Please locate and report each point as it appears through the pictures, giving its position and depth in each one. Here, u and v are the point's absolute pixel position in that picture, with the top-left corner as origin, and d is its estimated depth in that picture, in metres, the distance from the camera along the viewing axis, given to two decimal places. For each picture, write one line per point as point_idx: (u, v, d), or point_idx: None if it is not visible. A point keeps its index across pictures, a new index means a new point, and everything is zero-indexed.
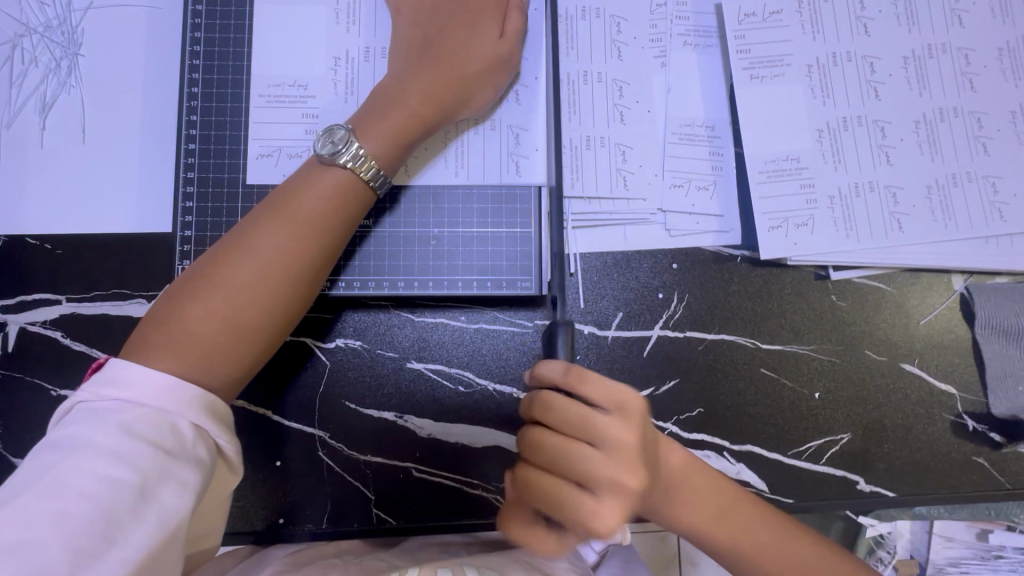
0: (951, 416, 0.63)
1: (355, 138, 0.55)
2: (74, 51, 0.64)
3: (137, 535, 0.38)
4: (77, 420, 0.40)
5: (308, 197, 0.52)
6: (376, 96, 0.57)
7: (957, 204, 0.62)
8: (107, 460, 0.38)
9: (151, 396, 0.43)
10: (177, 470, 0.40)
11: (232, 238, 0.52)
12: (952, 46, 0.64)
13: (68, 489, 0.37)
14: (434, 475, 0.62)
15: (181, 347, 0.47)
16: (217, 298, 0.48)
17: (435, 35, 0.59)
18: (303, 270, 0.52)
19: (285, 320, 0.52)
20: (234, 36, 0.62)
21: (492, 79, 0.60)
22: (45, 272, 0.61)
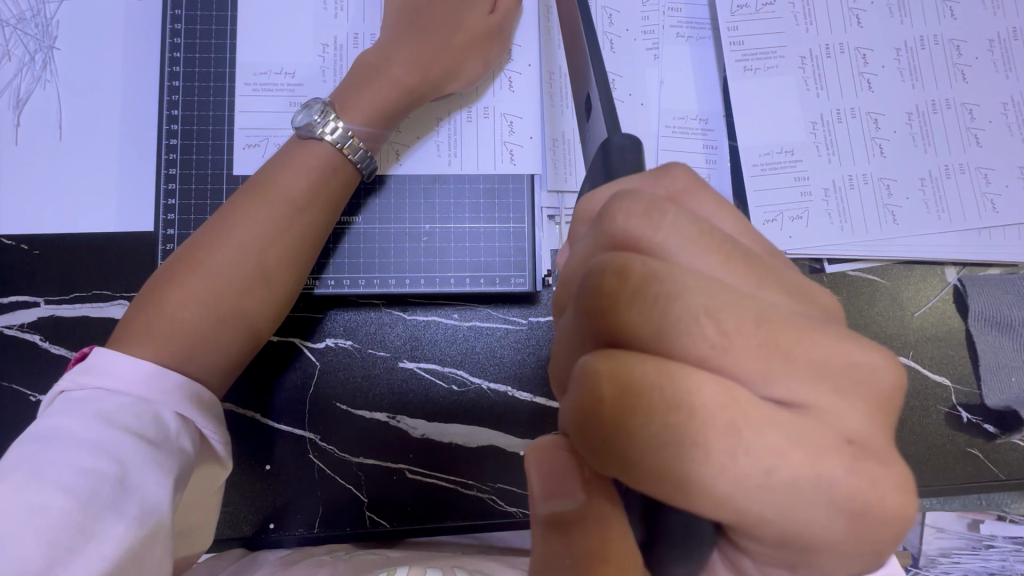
0: (946, 407, 0.63)
1: (334, 112, 0.53)
2: (49, 44, 0.62)
3: (115, 529, 0.35)
4: (56, 411, 0.39)
5: (290, 177, 0.51)
6: (360, 68, 0.56)
7: (951, 196, 0.62)
8: (86, 449, 0.36)
9: (133, 385, 0.42)
10: (160, 459, 0.39)
11: (212, 222, 0.50)
12: (943, 38, 0.64)
13: (42, 479, 0.35)
14: (428, 476, 0.61)
15: (161, 336, 0.45)
16: (196, 283, 0.47)
17: (424, 18, 0.58)
18: (286, 253, 0.50)
19: (270, 304, 0.50)
20: (215, 27, 0.60)
21: (481, 53, 0.59)
22: (22, 273, 0.59)
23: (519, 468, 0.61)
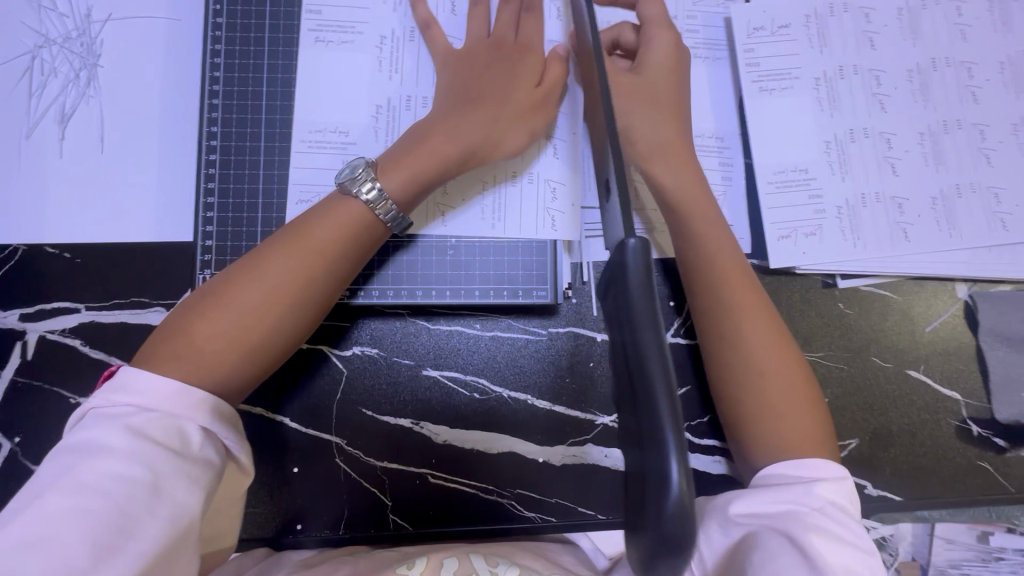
0: (956, 421, 0.64)
1: (376, 175, 0.55)
2: (94, 62, 0.65)
3: (151, 531, 0.39)
4: (90, 426, 0.42)
5: (323, 226, 0.53)
6: (408, 137, 0.58)
7: (961, 214, 0.64)
8: (121, 458, 0.40)
9: (158, 401, 0.44)
10: (188, 468, 0.42)
11: (246, 260, 0.52)
12: (955, 60, 0.66)
13: (83, 488, 0.38)
14: (449, 481, 0.63)
15: (185, 363, 0.47)
16: (224, 318, 0.49)
17: (470, 71, 0.61)
18: (310, 299, 0.52)
19: (287, 345, 0.52)
20: (254, 48, 0.62)
21: (527, 122, 0.60)
22: (65, 280, 0.62)
23: (537, 474, 0.63)
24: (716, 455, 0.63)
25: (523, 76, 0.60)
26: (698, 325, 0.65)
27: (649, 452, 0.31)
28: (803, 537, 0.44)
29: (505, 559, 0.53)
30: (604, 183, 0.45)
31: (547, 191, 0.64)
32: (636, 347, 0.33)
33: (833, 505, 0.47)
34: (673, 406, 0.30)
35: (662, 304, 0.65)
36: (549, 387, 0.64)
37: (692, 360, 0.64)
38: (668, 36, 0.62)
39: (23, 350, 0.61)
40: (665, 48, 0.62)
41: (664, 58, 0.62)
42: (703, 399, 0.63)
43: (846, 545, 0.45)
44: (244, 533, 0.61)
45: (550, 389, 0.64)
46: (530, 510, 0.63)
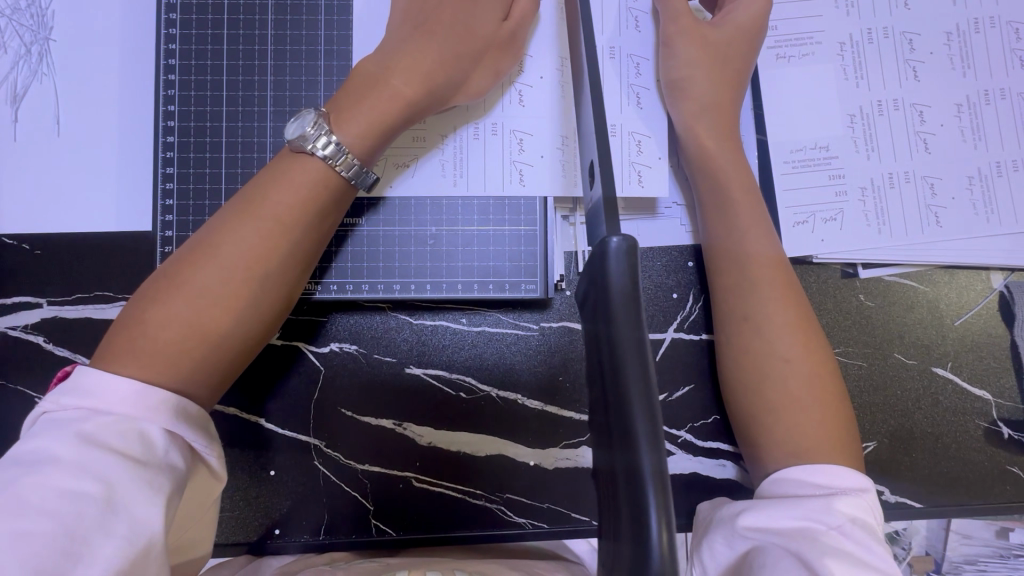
0: (985, 422, 0.59)
1: (328, 125, 0.49)
2: (45, 35, 0.59)
3: (103, 553, 0.35)
4: (39, 433, 0.38)
5: (279, 191, 0.48)
6: (359, 76, 0.52)
7: (1001, 196, 0.57)
8: (69, 472, 0.36)
9: (116, 403, 0.40)
10: (148, 478, 0.38)
11: (200, 237, 0.47)
12: (1001, 20, 0.58)
13: (26, 507, 0.34)
14: (434, 485, 0.59)
15: (143, 355, 0.43)
16: (180, 301, 0.44)
17: (431, 14, 0.53)
18: (272, 270, 0.47)
19: (255, 325, 0.47)
20: (213, 16, 0.56)
21: (493, 62, 0.55)
22: (25, 274, 0.58)
23: (528, 478, 0.59)
24: (720, 459, 0.58)
25: (491, 11, 0.55)
26: (703, 319, 0.59)
27: (621, 449, 0.29)
28: (816, 561, 0.39)
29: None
30: (589, 164, 0.40)
31: (529, 160, 0.58)
32: (612, 342, 0.31)
33: (853, 523, 0.42)
34: (648, 406, 0.28)
35: (665, 297, 0.59)
36: (541, 386, 0.59)
37: (696, 358, 0.59)
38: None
39: None
40: (752, 9, 0.55)
41: (749, 19, 0.56)
42: (707, 399, 0.58)
43: (868, 568, 0.39)
44: (222, 537, 0.58)
45: (542, 389, 0.60)
46: (521, 515, 0.59)
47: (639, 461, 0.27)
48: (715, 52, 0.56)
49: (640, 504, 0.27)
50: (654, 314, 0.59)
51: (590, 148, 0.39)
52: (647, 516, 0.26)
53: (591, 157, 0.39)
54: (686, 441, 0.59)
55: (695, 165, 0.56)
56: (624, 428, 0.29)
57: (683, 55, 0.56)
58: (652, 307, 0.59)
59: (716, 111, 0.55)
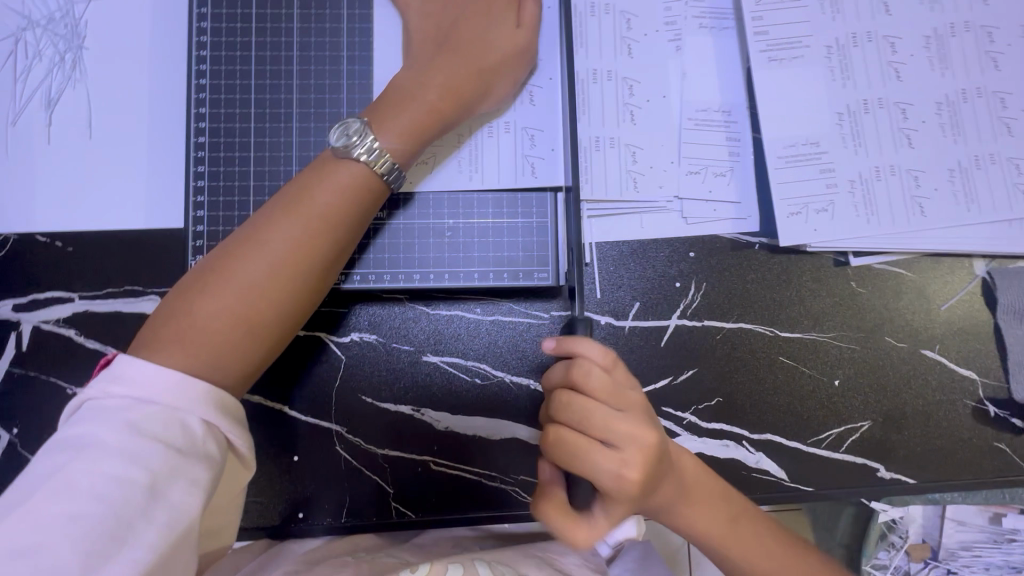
0: (973, 402, 0.63)
1: (370, 132, 0.52)
2: (79, 44, 0.63)
3: (145, 538, 0.38)
4: (86, 419, 0.40)
5: (321, 191, 0.50)
6: (392, 89, 0.55)
7: (981, 187, 0.61)
8: (115, 459, 0.38)
9: (158, 393, 0.42)
10: (187, 467, 0.40)
11: (243, 232, 0.50)
12: (975, 25, 0.63)
13: (76, 491, 0.37)
14: (452, 468, 0.62)
15: (195, 344, 0.46)
16: (230, 294, 0.47)
17: (450, 26, 0.57)
18: (315, 265, 0.50)
19: (296, 316, 0.51)
20: (242, 25, 0.60)
21: (508, 73, 0.59)
22: (57, 270, 0.61)
23: None
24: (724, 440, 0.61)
25: (505, 24, 0.58)
26: (706, 306, 0.62)
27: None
28: None
29: (510, 568, 0.52)
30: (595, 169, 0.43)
31: (540, 158, 0.62)
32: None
33: None
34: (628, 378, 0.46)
35: (669, 285, 0.62)
36: None
37: (700, 343, 0.62)
38: None
39: (17, 341, 0.60)
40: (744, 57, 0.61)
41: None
42: (710, 382, 0.62)
43: None
44: (247, 521, 0.60)
45: None
46: None
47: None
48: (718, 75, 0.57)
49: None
50: (659, 302, 0.62)
51: None
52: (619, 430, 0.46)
53: None
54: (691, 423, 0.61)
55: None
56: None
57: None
58: (658, 295, 0.62)
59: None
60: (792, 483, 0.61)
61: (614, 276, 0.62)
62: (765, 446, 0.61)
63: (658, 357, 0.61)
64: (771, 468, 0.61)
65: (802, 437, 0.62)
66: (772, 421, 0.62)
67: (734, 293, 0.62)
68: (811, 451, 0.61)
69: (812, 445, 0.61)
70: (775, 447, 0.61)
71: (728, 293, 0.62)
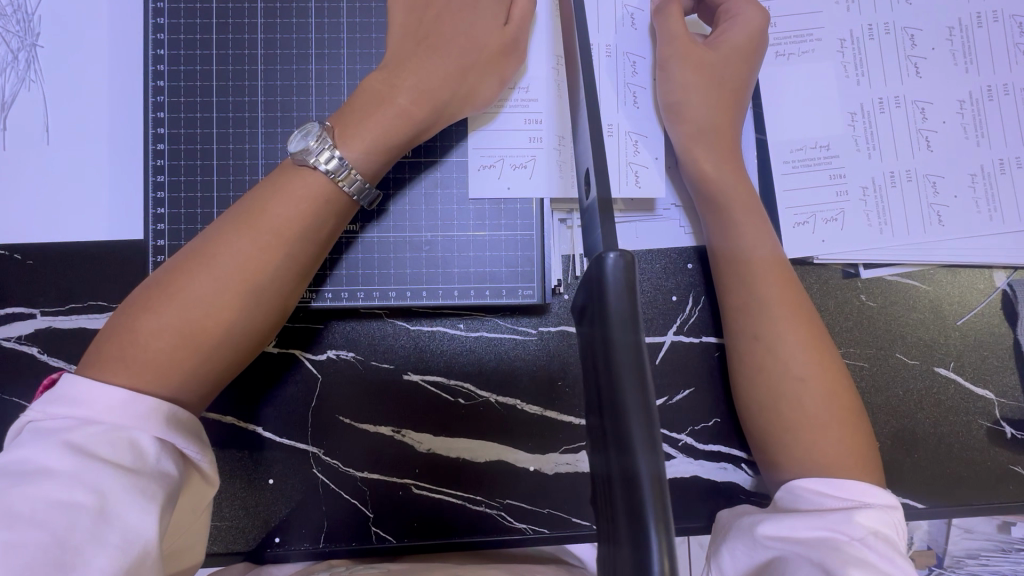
0: (988, 422, 0.59)
1: (331, 139, 0.48)
2: (32, 42, 0.59)
3: (96, 562, 0.33)
4: (25, 443, 0.37)
5: (282, 203, 0.47)
6: (362, 92, 0.51)
7: (1004, 194, 0.57)
8: (62, 482, 0.35)
9: (105, 413, 0.39)
10: (141, 484, 0.37)
11: (198, 245, 0.46)
12: (1003, 14, 0.57)
13: (15, 517, 0.33)
14: (435, 492, 0.59)
15: (133, 365, 0.42)
16: (174, 312, 0.43)
17: (437, 23, 0.53)
18: (272, 282, 0.46)
19: (252, 336, 0.47)
20: (201, 20, 0.55)
21: (500, 74, 0.54)
22: (17, 285, 0.58)
23: (528, 483, 0.59)
24: (721, 462, 0.58)
25: (499, 23, 0.53)
26: (703, 321, 0.59)
27: (616, 452, 0.30)
28: (836, 566, 0.39)
29: None
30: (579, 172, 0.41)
31: (524, 159, 0.58)
32: (607, 344, 0.32)
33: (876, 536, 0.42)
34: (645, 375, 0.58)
35: (664, 300, 0.59)
36: (541, 391, 0.59)
37: (697, 361, 0.58)
38: (754, 13, 0.55)
39: None
40: (748, 27, 0.54)
41: (744, 38, 0.54)
42: (707, 402, 0.58)
43: None
44: (222, 546, 0.58)
45: (542, 393, 0.59)
46: (522, 520, 0.59)
47: (637, 464, 0.28)
48: (727, 96, 0.55)
49: (639, 513, 0.27)
50: (654, 317, 0.58)
51: (585, 154, 0.38)
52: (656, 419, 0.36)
53: (586, 165, 0.38)
54: (687, 445, 0.58)
55: (698, 186, 0.55)
56: (621, 433, 0.30)
57: (679, 77, 0.54)
58: (651, 310, 0.58)
59: (717, 134, 0.54)
60: None
61: None
62: None
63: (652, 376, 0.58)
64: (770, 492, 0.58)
65: None
66: None
67: None
68: None
69: None
70: None
71: None
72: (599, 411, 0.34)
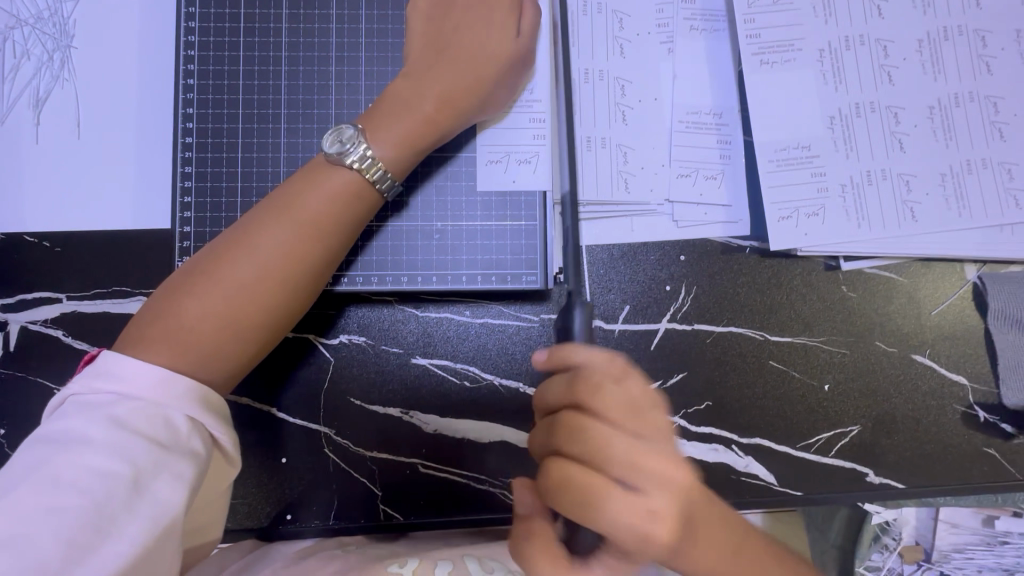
0: (962, 407, 0.62)
1: (364, 140, 0.52)
2: (67, 43, 0.62)
3: (128, 532, 0.37)
4: (69, 414, 0.40)
5: (315, 198, 0.50)
6: (388, 97, 0.55)
7: (972, 192, 0.61)
8: (101, 454, 0.37)
9: (142, 390, 0.42)
10: (172, 461, 0.39)
11: (235, 233, 0.50)
12: (968, 28, 0.62)
13: (59, 485, 0.36)
14: (441, 471, 0.62)
15: (176, 344, 0.45)
16: (215, 296, 0.47)
17: (452, 33, 0.57)
18: (305, 272, 0.50)
19: (284, 321, 0.51)
20: (229, 25, 0.59)
21: (510, 79, 0.58)
22: (45, 271, 0.61)
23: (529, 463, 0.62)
24: (713, 443, 0.61)
25: (507, 32, 0.57)
26: (695, 309, 0.62)
27: None
28: None
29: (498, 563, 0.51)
30: None
31: (528, 155, 0.62)
32: None
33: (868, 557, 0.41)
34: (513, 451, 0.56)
35: (659, 289, 0.62)
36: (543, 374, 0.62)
37: (690, 346, 0.62)
38: None
39: (5, 342, 0.60)
40: None
41: None
42: (700, 385, 0.61)
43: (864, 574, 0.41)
44: (235, 523, 0.60)
45: None
46: None
47: None
48: None
49: None
50: (649, 306, 0.62)
51: None
52: None
53: None
54: (681, 427, 0.61)
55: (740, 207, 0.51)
56: None
57: None
58: (647, 298, 0.62)
59: None
60: (781, 487, 0.61)
61: (605, 278, 0.62)
62: (755, 450, 0.61)
63: (648, 361, 0.61)
64: (761, 472, 0.61)
65: (791, 441, 0.61)
66: (762, 425, 0.61)
67: (724, 297, 0.62)
68: (800, 455, 0.61)
69: (801, 449, 0.61)
70: (766, 451, 0.61)
71: (720, 298, 0.62)
72: None
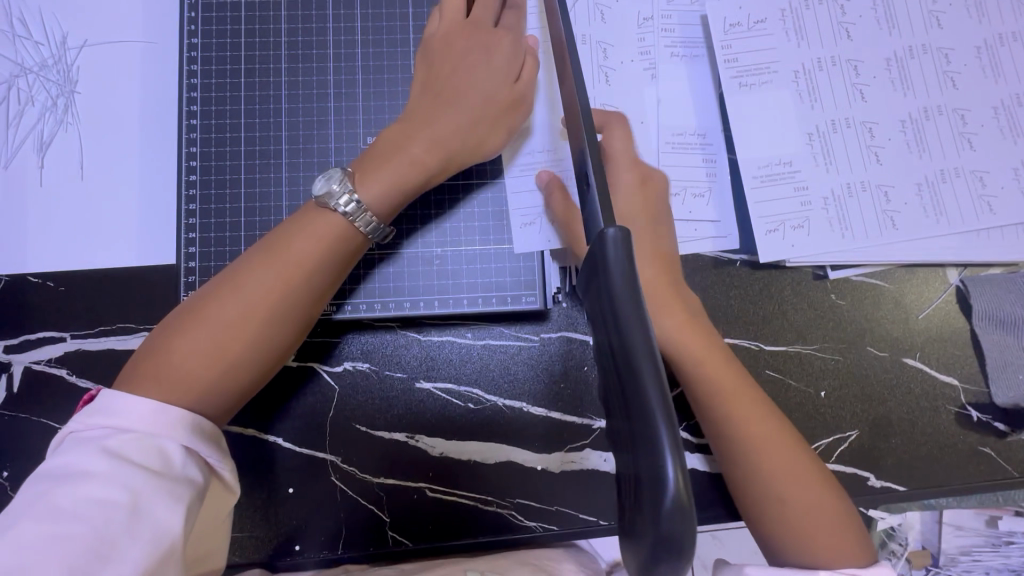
0: (955, 407, 0.64)
1: (351, 183, 0.53)
2: (71, 89, 0.64)
3: (131, 556, 0.37)
4: (65, 450, 0.40)
5: (301, 233, 0.51)
6: (380, 140, 0.56)
7: (947, 199, 0.64)
8: (99, 483, 0.38)
9: (135, 420, 0.42)
10: (168, 486, 0.40)
11: (228, 272, 0.51)
12: (932, 47, 0.66)
13: (60, 513, 0.36)
14: (448, 494, 0.62)
15: (163, 380, 0.46)
16: (204, 332, 0.47)
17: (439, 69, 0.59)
18: (292, 307, 0.50)
19: (270, 356, 0.50)
20: (230, 67, 0.62)
21: (502, 123, 0.60)
22: (49, 311, 0.61)
23: (536, 481, 0.62)
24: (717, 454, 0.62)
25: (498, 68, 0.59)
26: None
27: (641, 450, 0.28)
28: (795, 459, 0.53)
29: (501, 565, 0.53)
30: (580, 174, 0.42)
31: (523, 181, 0.64)
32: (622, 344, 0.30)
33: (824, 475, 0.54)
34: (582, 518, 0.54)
35: None
36: (545, 393, 0.63)
37: None
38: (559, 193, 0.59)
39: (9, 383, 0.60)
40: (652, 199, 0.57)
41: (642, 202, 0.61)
42: None
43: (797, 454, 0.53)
44: (242, 557, 0.60)
45: (546, 395, 0.63)
46: (532, 519, 0.62)
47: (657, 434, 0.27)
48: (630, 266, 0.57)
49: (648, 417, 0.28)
50: None
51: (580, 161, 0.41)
52: (659, 449, 0.27)
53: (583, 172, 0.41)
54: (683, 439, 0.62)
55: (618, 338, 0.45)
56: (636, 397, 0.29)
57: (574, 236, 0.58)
58: None
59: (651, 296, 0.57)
60: None
61: None
62: None
63: None
64: None
65: None
66: None
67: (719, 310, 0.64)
68: None
69: None
70: None
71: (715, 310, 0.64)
72: (624, 411, 0.31)
